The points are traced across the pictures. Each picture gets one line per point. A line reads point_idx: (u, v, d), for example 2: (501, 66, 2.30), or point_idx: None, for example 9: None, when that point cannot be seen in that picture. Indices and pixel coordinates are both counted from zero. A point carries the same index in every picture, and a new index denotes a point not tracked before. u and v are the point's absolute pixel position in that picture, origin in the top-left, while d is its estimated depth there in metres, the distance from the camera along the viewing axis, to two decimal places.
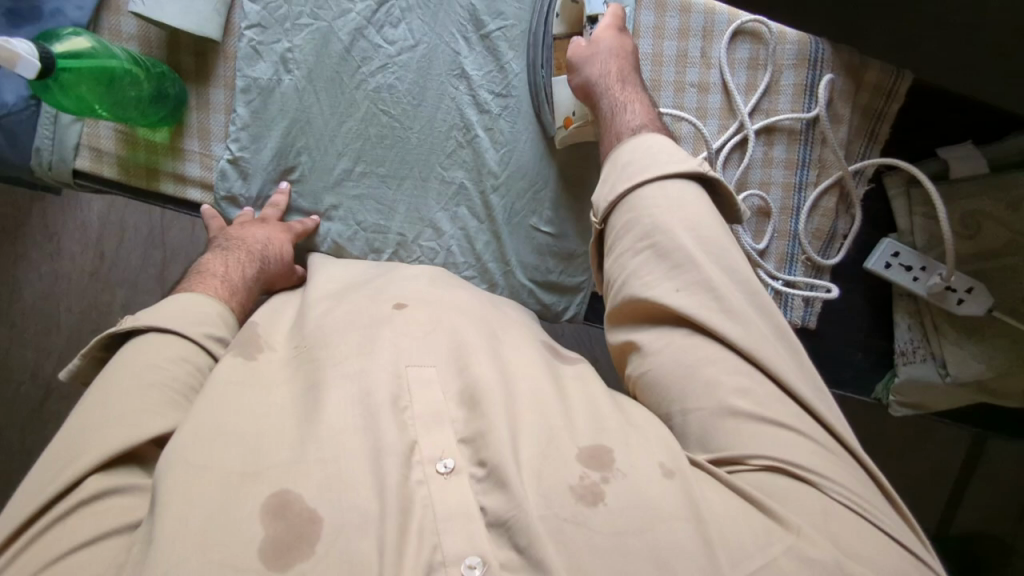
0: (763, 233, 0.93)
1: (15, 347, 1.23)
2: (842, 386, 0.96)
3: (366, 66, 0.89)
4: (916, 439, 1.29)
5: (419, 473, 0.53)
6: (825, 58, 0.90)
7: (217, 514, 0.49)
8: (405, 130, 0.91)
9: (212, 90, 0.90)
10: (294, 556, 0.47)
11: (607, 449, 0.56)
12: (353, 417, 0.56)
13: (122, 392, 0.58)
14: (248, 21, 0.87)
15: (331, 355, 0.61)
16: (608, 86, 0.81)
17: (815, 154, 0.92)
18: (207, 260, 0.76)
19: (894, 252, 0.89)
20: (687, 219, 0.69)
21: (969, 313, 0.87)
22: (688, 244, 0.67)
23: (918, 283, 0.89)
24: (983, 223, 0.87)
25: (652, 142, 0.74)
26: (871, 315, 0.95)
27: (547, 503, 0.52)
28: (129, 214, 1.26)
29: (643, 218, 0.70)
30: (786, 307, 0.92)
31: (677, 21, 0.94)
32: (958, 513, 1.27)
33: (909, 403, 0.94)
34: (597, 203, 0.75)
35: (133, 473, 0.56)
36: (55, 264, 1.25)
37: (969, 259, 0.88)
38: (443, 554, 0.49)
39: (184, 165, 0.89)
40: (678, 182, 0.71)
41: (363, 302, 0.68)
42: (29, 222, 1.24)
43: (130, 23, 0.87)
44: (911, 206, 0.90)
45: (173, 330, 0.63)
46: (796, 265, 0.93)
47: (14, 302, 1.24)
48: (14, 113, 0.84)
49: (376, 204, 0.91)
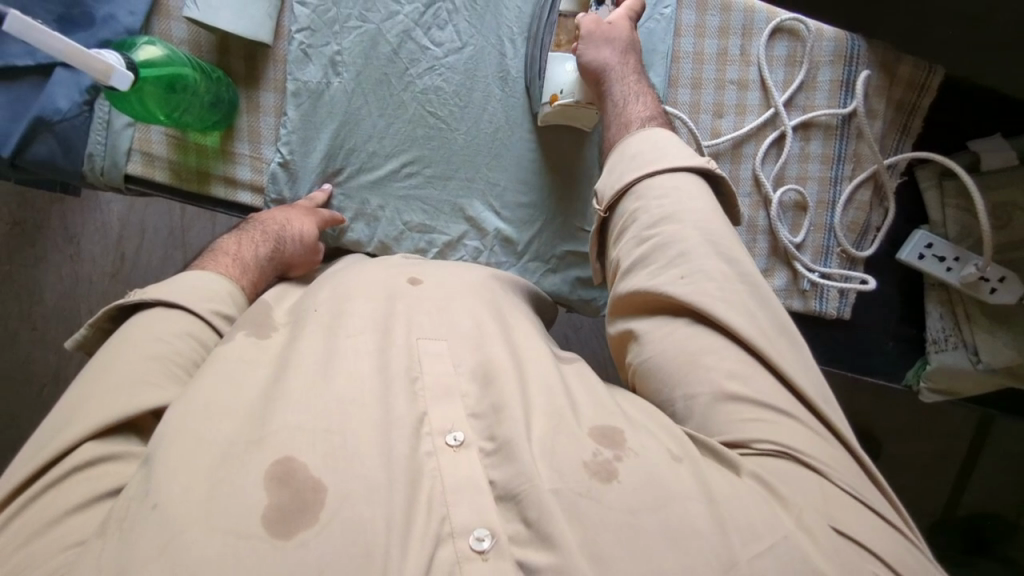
0: (800, 226, 0.92)
1: (38, 350, 1.31)
2: (874, 373, 0.96)
3: (414, 68, 0.87)
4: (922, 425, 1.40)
5: (429, 445, 0.54)
6: (861, 53, 0.90)
7: (222, 475, 0.51)
8: (451, 131, 0.88)
9: (263, 93, 0.85)
10: (298, 525, 0.48)
11: (620, 431, 0.57)
12: (370, 388, 0.57)
13: (126, 364, 0.60)
14: (298, 24, 0.84)
15: (348, 325, 0.64)
16: (615, 73, 0.80)
17: (851, 148, 0.91)
18: (223, 243, 0.77)
19: (928, 243, 0.91)
20: (697, 213, 0.68)
21: (1002, 302, 0.88)
22: (700, 238, 0.67)
23: (952, 273, 0.89)
24: (1014, 214, 0.89)
25: (662, 134, 0.75)
26: (903, 304, 0.95)
27: (559, 476, 0.52)
28: (149, 215, 1.34)
29: (654, 209, 0.69)
30: (822, 298, 0.92)
31: (718, 20, 0.91)
32: (966, 495, 1.37)
33: (941, 390, 0.94)
34: (603, 192, 0.75)
35: (127, 440, 0.58)
36: (76, 266, 1.32)
37: (1004, 250, 0.90)
38: (452, 525, 0.50)
39: (236, 169, 0.85)
40: (685, 178, 0.71)
41: (379, 274, 0.72)
42: (50, 225, 1.31)
43: (181, 26, 0.82)
44: (943, 198, 0.91)
45: (183, 306, 0.67)
46: (832, 258, 0.92)
47: (36, 305, 1.31)
48: (69, 119, 0.79)
49: (422, 205, 0.88)
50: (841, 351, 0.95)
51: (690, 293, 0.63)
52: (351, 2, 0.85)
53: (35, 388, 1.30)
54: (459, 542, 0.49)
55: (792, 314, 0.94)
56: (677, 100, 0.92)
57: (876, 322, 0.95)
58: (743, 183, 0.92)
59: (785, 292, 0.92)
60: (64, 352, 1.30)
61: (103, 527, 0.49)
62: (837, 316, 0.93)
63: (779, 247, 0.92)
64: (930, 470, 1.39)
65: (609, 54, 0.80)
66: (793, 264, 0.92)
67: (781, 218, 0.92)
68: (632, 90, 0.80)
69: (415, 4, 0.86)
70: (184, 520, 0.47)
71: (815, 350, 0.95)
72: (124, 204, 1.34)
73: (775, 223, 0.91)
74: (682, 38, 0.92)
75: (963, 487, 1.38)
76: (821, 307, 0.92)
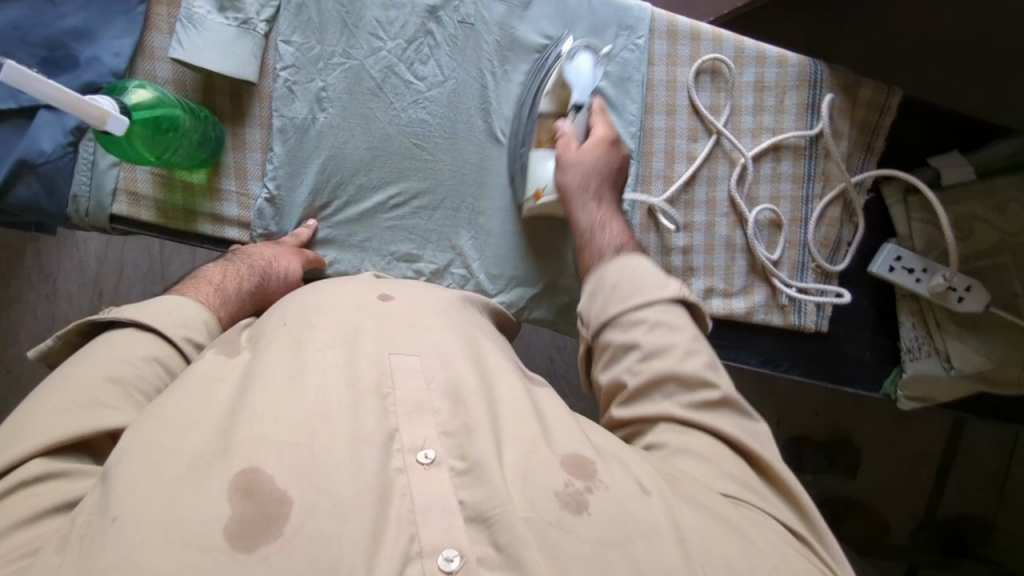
0: (776, 244, 0.94)
1: (12, 393, 1.28)
2: (854, 384, 0.98)
3: (397, 101, 0.89)
4: (901, 429, 1.43)
5: (399, 461, 0.54)
6: (824, 78, 0.94)
7: (182, 486, 0.48)
8: (435, 162, 0.90)
9: (248, 129, 0.86)
10: (262, 537, 0.46)
11: (588, 460, 0.57)
12: (338, 401, 0.56)
13: (88, 382, 0.58)
14: (283, 62, 0.85)
15: (314, 339, 0.62)
16: (583, 201, 0.81)
17: (819, 168, 0.95)
18: (207, 269, 0.77)
19: (896, 256, 0.94)
20: (684, 344, 0.69)
21: (970, 310, 0.91)
22: (690, 372, 0.67)
23: (921, 283, 0.93)
24: (974, 226, 0.94)
25: (638, 266, 0.74)
26: (878, 314, 0.99)
27: (532, 506, 0.52)
28: (126, 251, 1.32)
29: (644, 338, 0.69)
30: (799, 312, 0.94)
31: (688, 49, 0.94)
32: (945, 497, 1.42)
33: (917, 397, 0.96)
34: (586, 319, 0.74)
35: (81, 460, 0.55)
36: (52, 305, 1.30)
37: (968, 260, 0.95)
38: (421, 544, 0.49)
39: (223, 205, 0.86)
40: (671, 307, 0.72)
41: (348, 290, 0.70)
42: (25, 264, 1.29)
43: (165, 67, 0.83)
44: (909, 212, 0.95)
45: (151, 327, 0.64)
46: (807, 273, 0.95)
47: (10, 347, 1.28)
48: (54, 161, 0.79)
49: (408, 233, 0.89)
50: (821, 362, 0.97)
51: (690, 417, 0.66)
52: (335, 39, 0.87)
53: None
54: (427, 562, 0.48)
55: (771, 329, 0.97)
56: (653, 126, 0.94)
57: (853, 330, 0.98)
58: (719, 204, 0.94)
59: (765, 308, 0.95)
60: None
61: (63, 541, 0.47)
62: (815, 329, 0.96)
63: (757, 264, 0.95)
64: (910, 473, 1.42)
65: (582, 183, 0.81)
66: (771, 280, 0.94)
67: (758, 236, 0.94)
68: (601, 217, 0.81)
69: (397, 40, 0.88)
70: (146, 530, 0.45)
71: (797, 363, 0.97)
72: (100, 243, 1.32)
73: (751, 241, 0.93)
74: (655, 67, 0.94)
75: (941, 488, 1.42)
76: (800, 321, 0.95)
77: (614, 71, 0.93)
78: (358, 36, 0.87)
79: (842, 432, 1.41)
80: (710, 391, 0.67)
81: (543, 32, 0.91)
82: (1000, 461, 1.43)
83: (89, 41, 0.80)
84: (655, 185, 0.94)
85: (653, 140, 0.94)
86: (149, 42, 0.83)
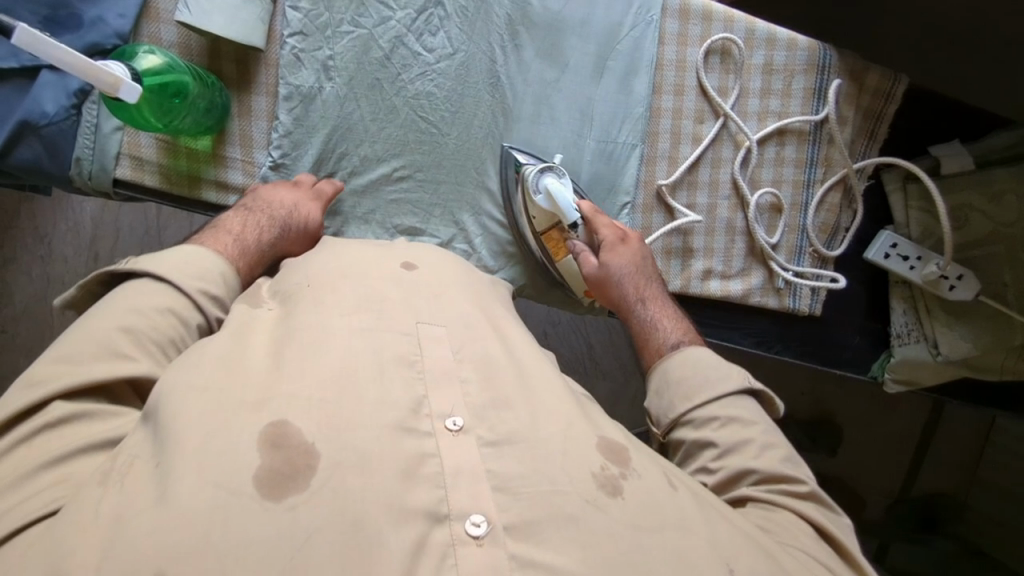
0: (775, 228, 0.96)
1: (8, 354, 1.27)
2: (843, 367, 1.00)
3: (406, 73, 0.88)
4: (883, 410, 1.47)
5: (428, 426, 0.55)
6: (833, 64, 0.94)
7: (214, 428, 0.50)
8: (441, 136, 0.89)
9: (254, 97, 0.85)
10: (289, 488, 0.48)
11: (625, 449, 0.60)
12: (364, 364, 0.58)
13: (101, 332, 0.57)
14: (290, 29, 0.84)
15: (334, 303, 0.64)
16: (630, 307, 0.81)
17: (822, 153, 0.95)
18: (227, 220, 0.75)
19: (893, 243, 0.96)
20: (760, 438, 0.68)
21: (959, 299, 0.93)
22: (769, 467, 0.65)
23: (914, 271, 0.95)
24: (970, 216, 0.95)
25: (699, 359, 0.74)
26: (868, 297, 1.00)
27: (572, 479, 0.54)
28: (122, 215, 1.31)
29: (718, 435, 0.68)
30: (794, 296, 0.96)
31: (699, 29, 0.93)
32: (920, 475, 1.47)
33: (903, 381, 0.98)
34: (658, 417, 0.74)
35: (101, 403, 0.55)
36: (47, 267, 1.29)
37: (963, 249, 0.96)
38: (449, 507, 0.51)
39: (227, 172, 0.85)
40: (737, 399, 0.71)
41: (371, 259, 0.72)
42: (19, 224, 1.28)
43: (171, 30, 0.82)
44: (907, 201, 0.96)
45: (167, 279, 0.64)
46: (804, 258, 0.97)
47: (6, 307, 1.28)
48: (55, 123, 0.78)
49: (412, 207, 0.89)
50: (812, 346, 0.99)
51: (776, 499, 0.63)
52: (344, 7, 0.86)
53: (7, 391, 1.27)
54: (454, 526, 0.50)
55: (768, 312, 0.98)
56: (661, 106, 0.94)
57: (845, 316, 1.00)
58: (722, 186, 0.95)
59: (761, 291, 0.96)
60: (38, 353, 1.28)
61: (105, 476, 0.49)
62: (808, 313, 0.97)
63: (755, 247, 0.96)
64: (888, 452, 1.47)
65: (622, 292, 0.82)
66: (768, 264, 0.96)
67: (758, 219, 0.95)
68: (655, 315, 0.80)
69: (407, 10, 0.87)
70: (183, 470, 0.47)
71: (789, 346, 0.99)
72: (96, 206, 1.31)
73: (751, 225, 0.94)
74: (665, 46, 0.93)
75: (917, 467, 1.47)
76: (794, 304, 0.96)
77: (625, 50, 0.93)
78: (366, 5, 0.86)
79: (827, 412, 1.46)
80: (797, 482, 0.65)
81: (555, 7, 0.90)
82: (975, 444, 1.47)
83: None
84: (659, 166, 0.94)
85: (661, 120, 0.94)
86: (154, 3, 0.81)
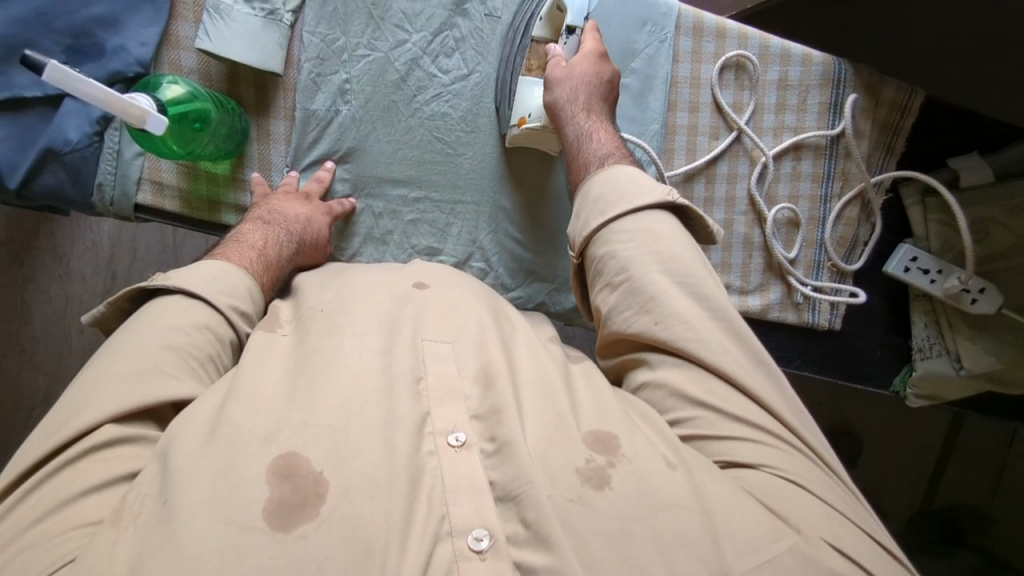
0: (793, 242, 0.95)
1: (26, 372, 1.29)
2: (863, 380, 0.99)
3: (421, 95, 0.88)
4: (902, 423, 1.45)
5: (430, 444, 0.55)
6: (847, 78, 0.93)
7: (227, 462, 0.51)
8: (456, 156, 0.89)
9: (273, 121, 0.86)
10: (299, 518, 0.48)
11: (611, 435, 0.58)
12: (375, 387, 0.58)
13: (147, 350, 0.59)
14: (307, 54, 0.85)
15: (351, 326, 0.64)
16: (573, 112, 0.78)
17: (839, 167, 0.95)
18: (246, 233, 0.75)
19: (912, 256, 0.94)
20: (666, 252, 0.67)
21: (982, 312, 0.92)
22: (660, 282, 0.65)
23: (936, 284, 0.93)
24: (990, 229, 0.94)
25: (626, 173, 0.72)
26: (889, 313, 0.99)
27: (554, 484, 0.53)
28: (139, 234, 1.32)
29: (624, 251, 0.68)
30: (813, 310, 0.95)
31: (714, 46, 0.94)
32: (941, 488, 1.44)
33: (925, 394, 0.98)
34: (574, 237, 0.73)
35: (145, 426, 0.57)
36: (66, 286, 1.30)
37: (985, 262, 0.95)
38: (451, 524, 0.51)
39: (246, 196, 0.86)
40: (652, 213, 0.70)
41: (387, 278, 0.71)
42: (39, 244, 1.30)
43: (191, 57, 0.83)
44: (926, 214, 0.95)
45: (203, 296, 0.64)
46: (822, 272, 0.96)
47: (24, 326, 1.29)
48: (78, 149, 0.79)
49: (430, 226, 0.90)
50: (828, 360, 0.98)
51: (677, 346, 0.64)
52: (360, 31, 0.87)
53: (26, 411, 1.28)
54: (458, 541, 0.50)
55: (785, 326, 0.97)
56: (676, 123, 0.94)
57: (866, 331, 0.99)
58: (739, 201, 0.94)
59: (780, 306, 0.95)
60: (56, 372, 1.29)
61: (117, 516, 0.49)
62: (828, 327, 0.96)
63: (773, 261, 0.95)
64: (909, 465, 1.45)
65: (574, 96, 0.78)
66: (787, 278, 0.95)
67: (775, 235, 0.95)
68: (591, 126, 0.78)
69: (423, 33, 0.88)
70: (192, 508, 0.48)
71: (809, 360, 0.98)
72: (114, 225, 1.32)
73: (769, 239, 0.94)
74: (680, 64, 0.93)
75: (938, 479, 1.44)
76: (813, 319, 0.95)
77: (640, 67, 0.93)
78: (382, 28, 0.87)
79: (846, 425, 1.44)
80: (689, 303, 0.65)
81: None
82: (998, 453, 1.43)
83: (115, 29, 0.80)
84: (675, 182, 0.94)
85: (676, 137, 0.94)
86: (175, 31, 0.83)
